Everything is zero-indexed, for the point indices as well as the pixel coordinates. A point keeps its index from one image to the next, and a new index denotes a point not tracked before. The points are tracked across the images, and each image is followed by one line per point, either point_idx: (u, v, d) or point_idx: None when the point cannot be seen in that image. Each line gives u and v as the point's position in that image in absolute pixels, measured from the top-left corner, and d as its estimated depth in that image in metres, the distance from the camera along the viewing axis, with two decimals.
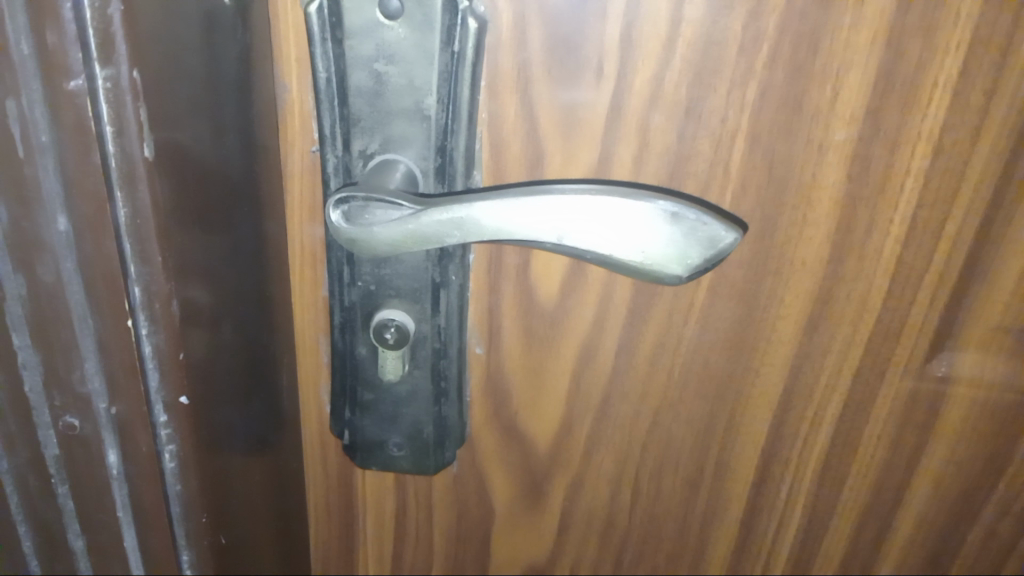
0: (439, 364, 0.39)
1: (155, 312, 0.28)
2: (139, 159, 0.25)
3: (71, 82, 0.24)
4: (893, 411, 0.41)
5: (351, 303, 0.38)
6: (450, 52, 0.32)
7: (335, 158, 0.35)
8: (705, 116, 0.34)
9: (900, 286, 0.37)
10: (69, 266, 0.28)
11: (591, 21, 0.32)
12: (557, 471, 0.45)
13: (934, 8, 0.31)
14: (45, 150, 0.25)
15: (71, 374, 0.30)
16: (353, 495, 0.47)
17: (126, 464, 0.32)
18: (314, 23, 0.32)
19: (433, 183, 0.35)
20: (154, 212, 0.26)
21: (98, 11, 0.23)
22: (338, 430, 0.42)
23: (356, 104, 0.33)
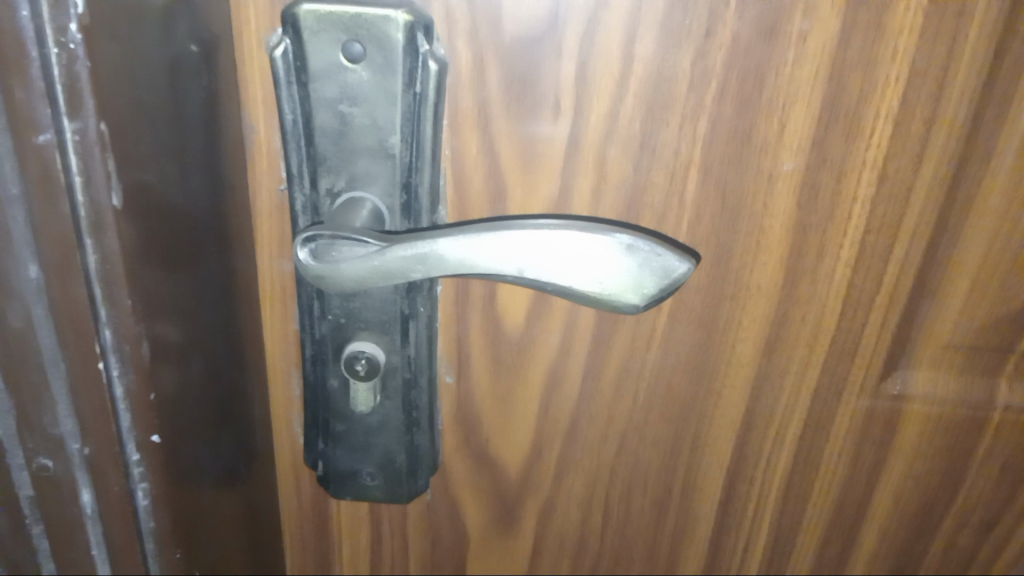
0: (410, 394, 0.40)
1: (125, 352, 0.29)
2: (108, 208, 0.26)
3: (39, 137, 0.25)
4: (852, 428, 0.42)
5: (322, 336, 0.39)
6: (412, 93, 0.33)
7: (302, 195, 0.36)
8: (659, 149, 0.35)
9: (852, 308, 0.38)
10: (39, 311, 0.28)
11: (547, 59, 0.34)
12: (529, 495, 0.46)
13: (873, 44, 0.32)
14: (13, 202, 0.26)
15: (43, 416, 0.30)
16: (327, 525, 0.47)
17: (99, 503, 0.32)
18: (279, 67, 0.33)
19: (399, 219, 0.36)
20: (122, 256, 0.27)
21: (66, 67, 0.24)
22: (311, 460, 0.43)
23: (322, 144, 0.34)
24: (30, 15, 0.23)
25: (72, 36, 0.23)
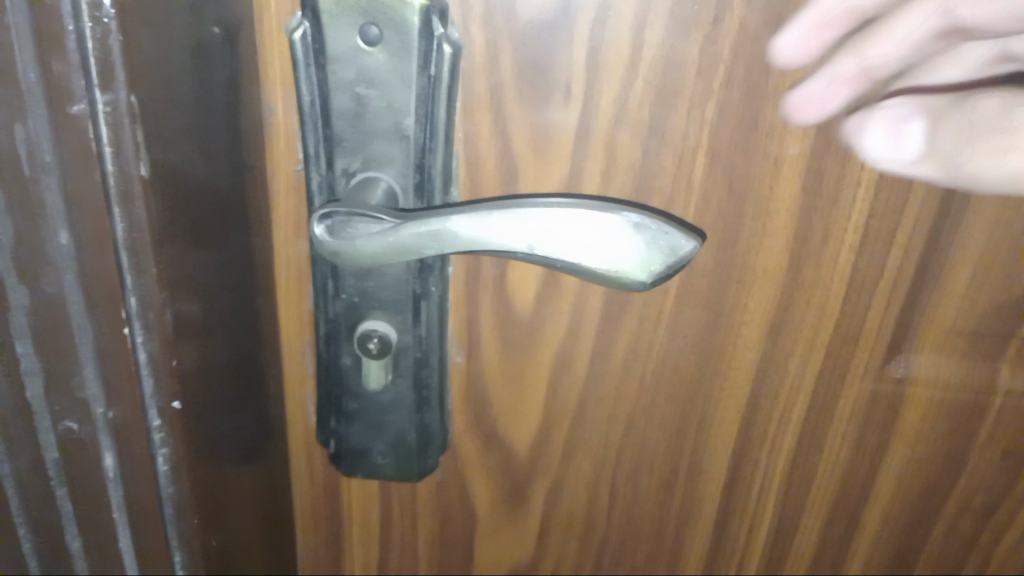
0: (421, 372, 0.41)
1: (150, 320, 0.30)
2: (136, 177, 0.27)
3: (73, 107, 0.26)
4: (855, 412, 0.43)
5: (336, 315, 0.40)
6: (426, 75, 0.34)
7: (319, 176, 0.37)
8: (668, 133, 0.36)
9: (856, 291, 0.39)
10: (70, 277, 0.29)
11: (559, 44, 0.35)
12: (537, 475, 0.47)
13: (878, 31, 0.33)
14: (49, 169, 0.27)
15: (71, 380, 0.31)
16: (339, 503, 0.48)
17: (123, 466, 0.33)
18: (298, 50, 0.34)
19: (412, 199, 0.37)
20: (149, 227, 0.28)
21: (99, 41, 0.25)
22: (323, 438, 0.44)
23: (339, 125, 0.35)
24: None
25: (106, 11, 0.25)
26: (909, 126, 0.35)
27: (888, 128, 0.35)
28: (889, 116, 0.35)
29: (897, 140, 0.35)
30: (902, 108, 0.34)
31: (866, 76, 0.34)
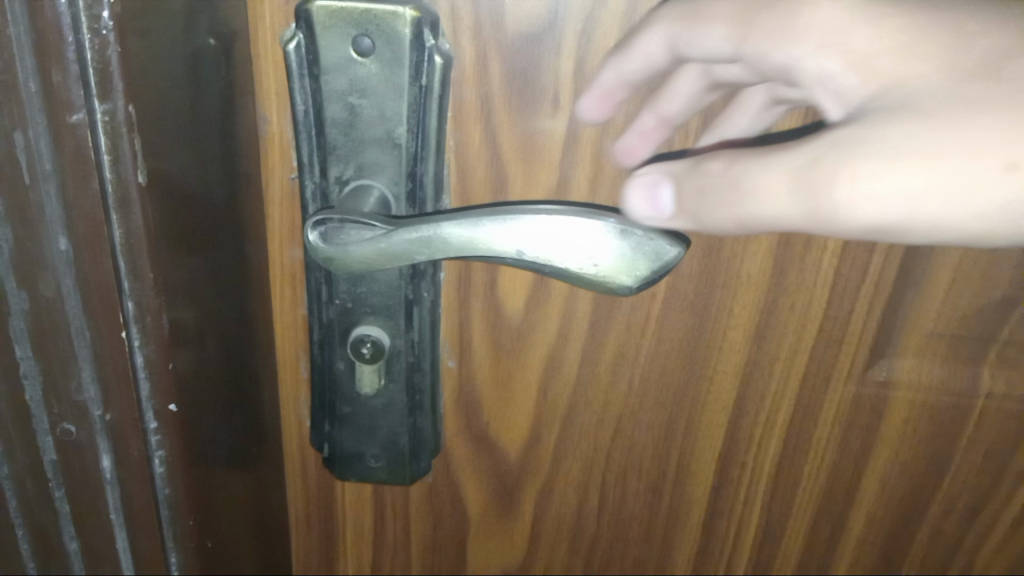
0: (413, 377, 0.42)
1: (146, 324, 0.31)
2: (133, 184, 0.28)
3: (72, 116, 0.26)
4: (839, 415, 0.44)
5: (329, 320, 0.40)
6: (418, 86, 0.35)
7: (313, 184, 0.38)
8: (653, 141, 0.37)
9: (839, 296, 0.40)
10: (67, 283, 0.30)
11: (546, 55, 0.35)
12: (527, 479, 0.47)
13: None
14: (48, 177, 0.28)
15: (68, 383, 0.32)
16: (333, 506, 0.49)
17: (119, 468, 0.34)
18: (292, 60, 0.35)
19: (404, 207, 0.38)
20: (147, 233, 0.29)
21: (98, 52, 0.25)
22: (317, 442, 0.45)
23: (332, 134, 0.36)
24: (67, 3, 0.25)
25: (104, 23, 0.25)
26: (662, 192, 0.32)
27: (646, 197, 0.32)
28: (644, 183, 0.32)
29: (662, 207, 0.32)
30: (654, 176, 0.32)
31: (665, 127, 0.36)
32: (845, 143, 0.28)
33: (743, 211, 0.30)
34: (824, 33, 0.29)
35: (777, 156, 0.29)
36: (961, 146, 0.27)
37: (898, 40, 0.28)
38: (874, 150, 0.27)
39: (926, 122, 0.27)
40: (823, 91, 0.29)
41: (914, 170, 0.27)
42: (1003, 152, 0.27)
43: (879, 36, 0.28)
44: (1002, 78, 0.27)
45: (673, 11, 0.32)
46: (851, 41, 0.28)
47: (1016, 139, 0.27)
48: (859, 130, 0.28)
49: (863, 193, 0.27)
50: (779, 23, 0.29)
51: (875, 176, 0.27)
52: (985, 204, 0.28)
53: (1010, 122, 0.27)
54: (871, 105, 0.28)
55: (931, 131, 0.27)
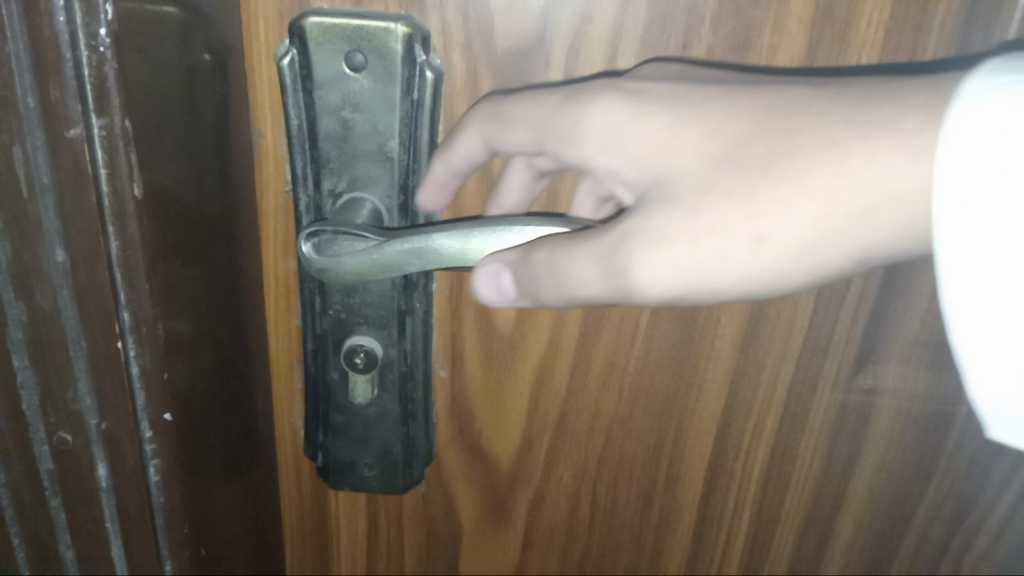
0: (406, 387, 0.42)
1: (142, 334, 0.31)
2: (130, 197, 0.29)
3: (70, 130, 0.27)
4: (826, 422, 0.44)
5: (323, 331, 0.41)
6: (409, 100, 0.36)
7: (306, 197, 0.38)
8: None
9: (824, 305, 0.41)
10: (65, 293, 0.31)
11: (535, 70, 0.36)
12: (519, 487, 0.48)
13: (838, 57, 0.35)
14: (46, 190, 0.28)
15: (65, 393, 0.33)
16: (326, 515, 0.49)
17: (115, 476, 0.35)
18: (286, 75, 0.36)
19: (397, 219, 0.39)
20: (142, 245, 0.30)
21: (95, 68, 0.26)
22: (311, 452, 0.45)
23: (326, 148, 0.37)
24: (66, 22, 0.25)
25: (102, 40, 0.26)
26: (503, 280, 0.34)
27: (490, 283, 0.34)
28: (487, 273, 0.34)
29: (505, 288, 0.34)
30: (491, 263, 0.34)
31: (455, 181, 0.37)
32: (636, 233, 0.30)
33: (569, 294, 0.32)
34: (597, 134, 0.32)
35: (584, 240, 0.31)
36: (725, 220, 0.28)
37: (664, 133, 0.30)
38: (653, 239, 0.29)
39: (719, 199, 0.29)
40: (607, 177, 0.32)
41: (678, 253, 0.29)
42: (826, 222, 0.27)
43: (642, 134, 0.31)
44: (768, 163, 0.28)
45: (477, 115, 0.34)
46: (623, 138, 0.31)
47: (758, 211, 0.28)
48: (621, 224, 0.30)
49: (645, 271, 0.30)
50: (569, 125, 0.32)
51: (670, 252, 0.29)
52: (747, 271, 0.29)
53: (831, 197, 0.27)
54: (645, 187, 0.31)
55: (742, 207, 0.28)
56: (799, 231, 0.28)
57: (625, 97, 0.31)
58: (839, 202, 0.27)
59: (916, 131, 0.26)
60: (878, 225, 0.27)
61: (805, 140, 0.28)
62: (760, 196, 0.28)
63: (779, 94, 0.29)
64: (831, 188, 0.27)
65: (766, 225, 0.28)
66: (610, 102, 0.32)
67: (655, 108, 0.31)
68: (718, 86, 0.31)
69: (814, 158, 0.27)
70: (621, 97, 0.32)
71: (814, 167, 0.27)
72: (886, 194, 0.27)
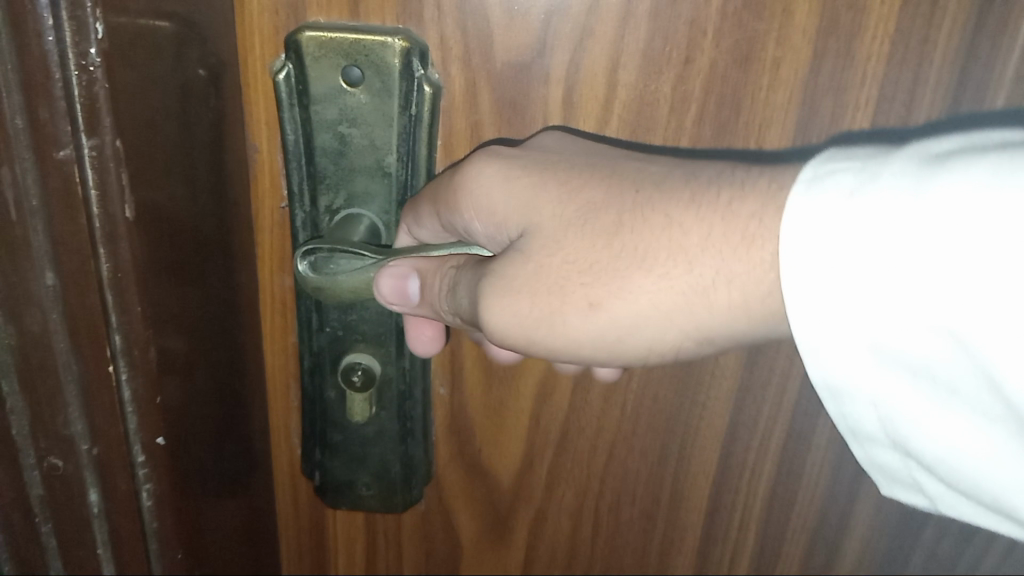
0: (404, 405, 0.42)
1: (134, 357, 0.31)
2: (121, 219, 0.28)
3: (59, 152, 0.27)
4: (832, 439, 0.44)
5: (320, 348, 0.41)
6: (407, 115, 0.35)
7: (303, 213, 0.38)
8: None
9: None
10: (55, 317, 0.29)
11: (534, 84, 0.36)
12: (520, 505, 0.47)
13: (841, 71, 0.35)
14: (35, 212, 0.27)
15: (55, 417, 0.31)
16: (323, 535, 0.48)
17: (107, 502, 0.34)
18: (282, 91, 0.35)
19: (395, 235, 0.38)
20: (133, 266, 0.29)
21: (85, 87, 0.26)
22: (307, 470, 0.44)
23: (322, 163, 0.36)
24: (55, 40, 0.25)
25: (92, 58, 0.25)
26: (409, 284, 0.35)
27: (395, 284, 0.35)
28: (396, 273, 0.35)
29: (411, 294, 0.36)
30: (405, 266, 0.35)
31: None
32: (499, 272, 0.32)
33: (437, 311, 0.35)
34: (473, 197, 0.33)
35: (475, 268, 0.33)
36: (566, 285, 0.30)
37: (524, 192, 0.32)
38: (503, 283, 0.31)
39: (563, 260, 0.31)
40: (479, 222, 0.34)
41: (519, 305, 0.31)
42: (655, 299, 0.29)
43: (506, 194, 0.32)
44: (614, 235, 0.30)
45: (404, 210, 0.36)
46: (492, 199, 0.32)
47: (593, 282, 0.30)
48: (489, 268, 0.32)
49: (495, 313, 0.32)
50: (448, 189, 0.33)
51: (516, 304, 0.31)
52: (586, 336, 0.31)
53: (663, 275, 0.29)
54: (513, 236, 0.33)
55: (580, 276, 0.30)
56: (631, 307, 0.30)
57: (503, 158, 0.33)
58: (671, 280, 0.29)
59: (750, 216, 0.28)
60: (712, 310, 0.29)
61: (650, 218, 0.29)
62: (601, 267, 0.30)
63: (636, 170, 0.31)
64: (666, 267, 0.29)
65: (600, 296, 0.30)
66: (488, 162, 0.32)
67: (526, 168, 0.32)
68: (587, 154, 0.32)
69: (653, 235, 0.29)
70: (497, 157, 0.33)
71: (660, 245, 0.29)
72: (719, 278, 0.29)
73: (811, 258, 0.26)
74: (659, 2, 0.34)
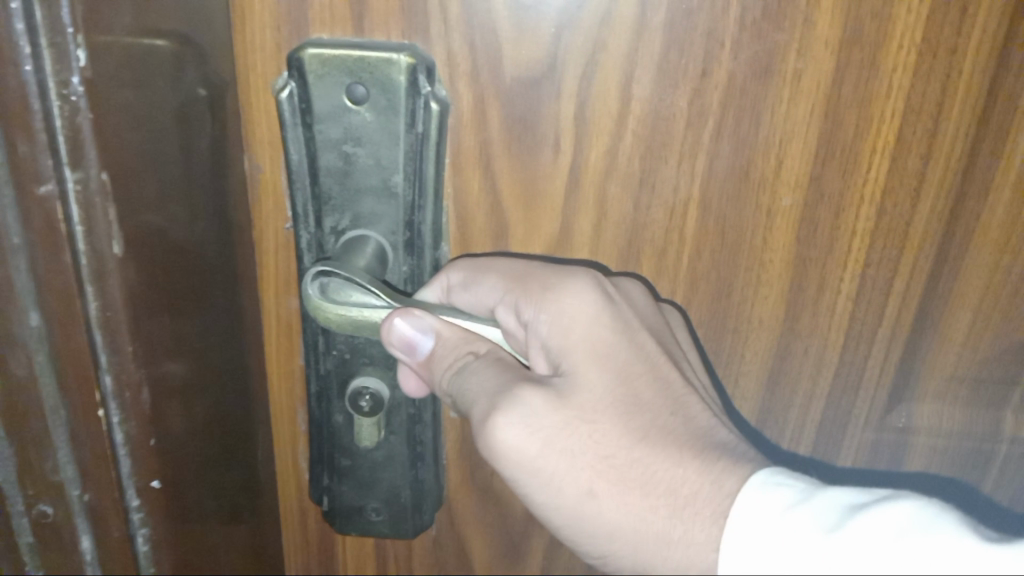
0: (414, 429, 0.41)
1: (125, 399, 0.32)
2: (111, 256, 0.29)
3: (41, 187, 0.27)
4: (857, 458, 0.43)
5: (327, 372, 0.39)
6: (414, 133, 0.34)
7: (307, 234, 0.36)
8: (659, 186, 0.36)
9: (854, 342, 0.39)
10: (40, 359, 0.31)
11: (546, 99, 0.34)
12: (534, 530, 0.46)
13: (867, 81, 0.33)
14: (17, 250, 0.28)
15: (44, 465, 0.33)
16: (332, 561, 0.47)
17: (99, 549, 0.36)
18: (284, 109, 0.34)
19: (402, 256, 0.37)
20: (122, 306, 0.30)
21: (67, 117, 0.27)
22: (315, 496, 0.43)
23: (327, 183, 0.35)
24: (32, 70, 0.26)
25: (73, 89, 0.26)
26: (420, 346, 0.34)
27: (407, 343, 0.34)
28: (415, 326, 0.34)
29: (420, 351, 0.34)
30: (425, 321, 0.34)
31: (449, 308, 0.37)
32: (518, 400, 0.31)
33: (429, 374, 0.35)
34: (556, 311, 0.33)
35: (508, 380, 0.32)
36: (579, 457, 0.30)
37: (604, 342, 0.32)
38: (523, 412, 0.30)
39: (591, 430, 0.30)
40: (536, 347, 0.33)
41: (527, 444, 0.30)
42: (633, 525, 0.29)
43: (585, 334, 0.32)
44: (637, 443, 0.30)
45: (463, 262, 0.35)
46: (572, 326, 0.32)
47: (603, 474, 0.30)
48: (517, 386, 0.31)
49: (499, 426, 0.30)
50: (546, 289, 0.33)
51: (528, 428, 0.30)
52: (560, 507, 0.30)
53: (668, 495, 0.29)
54: (560, 370, 0.32)
55: (598, 458, 0.30)
56: (618, 514, 0.29)
57: (602, 299, 0.33)
58: (655, 513, 0.29)
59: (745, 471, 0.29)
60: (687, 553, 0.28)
61: (669, 448, 0.30)
62: (614, 463, 0.30)
63: (684, 398, 0.32)
64: (659, 500, 0.29)
65: (601, 486, 0.30)
66: (584, 293, 0.33)
67: (614, 324, 0.33)
68: (658, 351, 0.33)
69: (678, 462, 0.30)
70: (600, 295, 0.33)
71: (667, 473, 0.29)
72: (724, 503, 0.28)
73: (753, 560, 0.27)
74: (673, 14, 0.32)
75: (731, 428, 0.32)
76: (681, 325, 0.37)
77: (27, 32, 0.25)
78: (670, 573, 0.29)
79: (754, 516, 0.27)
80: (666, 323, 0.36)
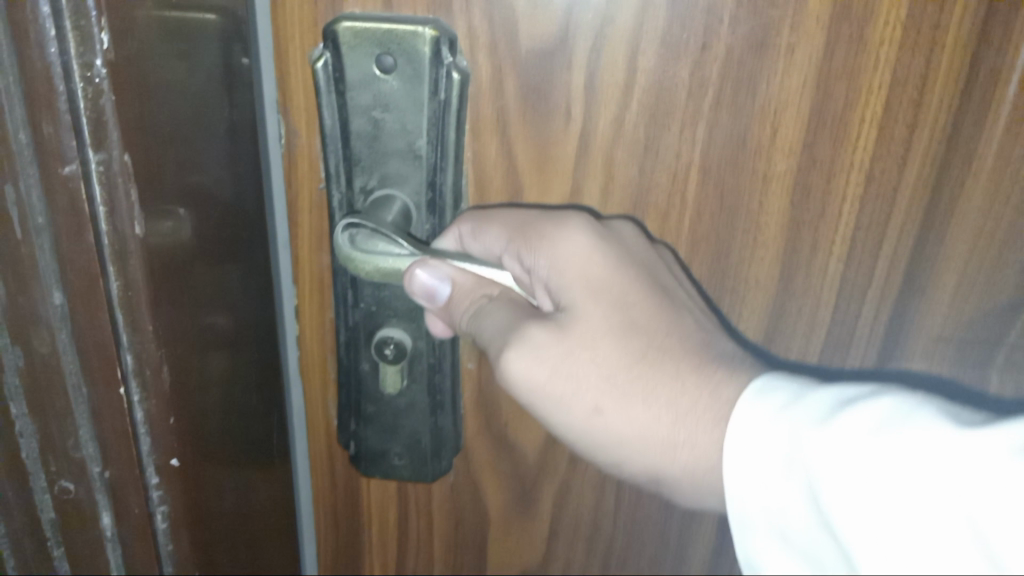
0: (434, 379, 0.44)
1: (145, 377, 0.33)
2: (133, 237, 0.30)
3: (65, 167, 0.28)
4: None
5: (355, 323, 0.43)
6: (437, 100, 0.37)
7: (339, 193, 0.40)
8: (662, 152, 0.39)
9: (845, 301, 0.42)
10: (63, 336, 0.32)
11: (558, 70, 0.37)
12: (546, 478, 0.49)
13: (855, 55, 0.36)
14: (40, 231, 0.29)
15: (66, 441, 0.35)
16: (357, 502, 0.50)
17: (119, 525, 0.37)
18: (320, 78, 0.38)
19: (425, 215, 0.40)
20: (143, 287, 0.31)
21: (91, 99, 0.27)
22: (343, 440, 0.47)
23: (357, 146, 0.38)
24: (57, 53, 0.26)
25: (97, 71, 0.27)
26: (439, 291, 0.38)
27: (427, 290, 0.38)
28: (432, 275, 0.37)
29: (438, 296, 0.38)
30: (441, 269, 0.37)
31: None
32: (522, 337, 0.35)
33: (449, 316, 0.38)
34: (553, 253, 0.36)
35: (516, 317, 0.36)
36: (585, 379, 0.34)
37: (601, 274, 0.36)
38: (531, 345, 0.34)
39: (592, 355, 0.34)
40: (540, 286, 0.37)
41: (538, 371, 0.34)
42: (639, 433, 0.33)
43: (581, 270, 0.36)
44: (637, 363, 0.34)
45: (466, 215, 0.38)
46: (569, 265, 0.36)
47: (607, 393, 0.34)
48: (525, 322, 0.35)
49: (512, 360, 0.35)
50: (543, 237, 0.36)
51: (537, 359, 0.34)
52: (575, 423, 0.35)
53: (661, 409, 0.33)
54: (562, 304, 0.36)
55: (601, 377, 0.34)
56: (627, 425, 0.33)
57: (595, 238, 0.36)
58: (660, 421, 0.33)
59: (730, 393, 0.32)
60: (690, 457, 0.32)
61: (665, 367, 0.34)
62: (617, 382, 0.34)
63: (678, 318, 0.35)
64: (660, 410, 0.33)
65: (606, 403, 0.34)
66: (578, 233, 0.36)
67: (607, 258, 0.36)
68: (652, 277, 0.36)
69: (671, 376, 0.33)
70: (593, 235, 0.36)
71: (665, 389, 0.33)
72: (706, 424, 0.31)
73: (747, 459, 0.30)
74: None
75: (724, 341, 0.36)
76: (675, 268, 0.39)
77: (52, 15, 0.26)
78: (682, 471, 0.33)
79: (747, 425, 0.30)
80: (660, 258, 0.38)
